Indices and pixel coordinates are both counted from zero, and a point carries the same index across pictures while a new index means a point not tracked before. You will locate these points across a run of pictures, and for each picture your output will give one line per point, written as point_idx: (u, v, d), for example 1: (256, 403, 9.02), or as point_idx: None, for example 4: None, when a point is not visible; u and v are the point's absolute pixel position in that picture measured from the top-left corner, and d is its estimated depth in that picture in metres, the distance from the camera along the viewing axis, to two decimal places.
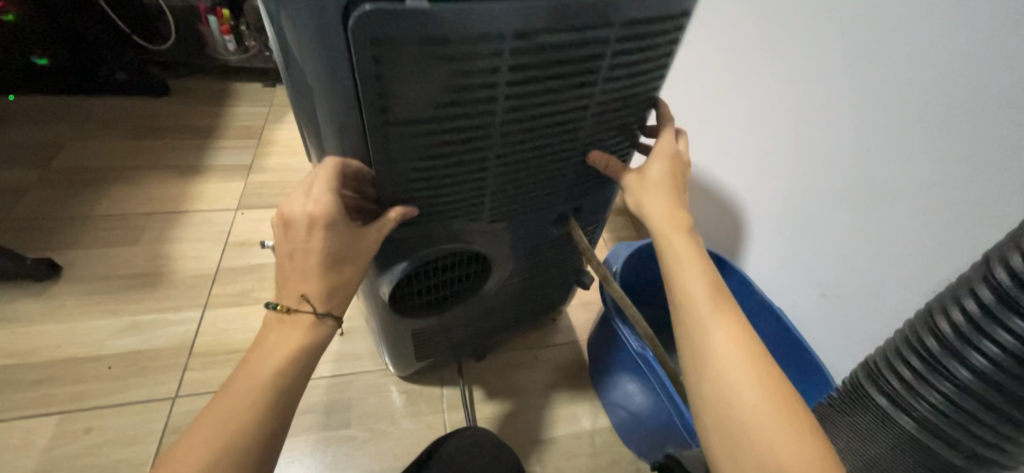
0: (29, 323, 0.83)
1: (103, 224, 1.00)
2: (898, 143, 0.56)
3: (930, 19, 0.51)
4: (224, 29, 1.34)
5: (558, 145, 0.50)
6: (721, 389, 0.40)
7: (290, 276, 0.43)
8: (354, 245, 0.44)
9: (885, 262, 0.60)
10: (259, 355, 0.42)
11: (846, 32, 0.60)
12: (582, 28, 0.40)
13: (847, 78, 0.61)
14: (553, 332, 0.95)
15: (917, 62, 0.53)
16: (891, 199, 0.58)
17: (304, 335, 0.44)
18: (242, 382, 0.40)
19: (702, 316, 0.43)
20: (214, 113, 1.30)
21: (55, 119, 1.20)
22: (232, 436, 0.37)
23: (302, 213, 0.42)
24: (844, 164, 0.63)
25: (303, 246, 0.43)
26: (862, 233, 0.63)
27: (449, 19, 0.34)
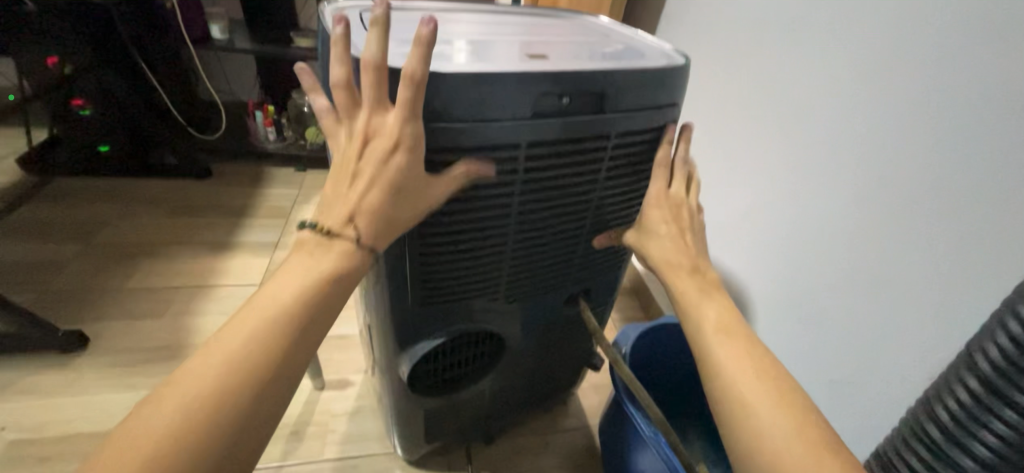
0: (47, 396, 0.85)
1: (134, 297, 1.05)
2: (881, 228, 0.61)
3: (892, 124, 0.59)
4: (267, 123, 1.51)
5: (568, 231, 0.56)
6: (750, 424, 0.39)
7: (346, 194, 0.41)
8: (422, 188, 0.42)
9: (885, 347, 0.62)
10: (275, 288, 0.38)
11: (826, 132, 0.69)
12: (583, 137, 0.47)
13: (832, 176, 0.68)
14: (564, 416, 0.93)
15: (888, 158, 0.60)
16: (883, 281, 0.61)
17: (337, 263, 0.40)
18: (255, 316, 0.36)
19: (717, 348, 0.43)
20: (248, 194, 1.42)
21: (104, 198, 1.32)
22: (238, 371, 0.34)
23: (389, 132, 0.39)
24: (837, 247, 0.68)
25: (373, 170, 0.41)
26: (861, 317, 0.65)
27: (466, 133, 0.42)
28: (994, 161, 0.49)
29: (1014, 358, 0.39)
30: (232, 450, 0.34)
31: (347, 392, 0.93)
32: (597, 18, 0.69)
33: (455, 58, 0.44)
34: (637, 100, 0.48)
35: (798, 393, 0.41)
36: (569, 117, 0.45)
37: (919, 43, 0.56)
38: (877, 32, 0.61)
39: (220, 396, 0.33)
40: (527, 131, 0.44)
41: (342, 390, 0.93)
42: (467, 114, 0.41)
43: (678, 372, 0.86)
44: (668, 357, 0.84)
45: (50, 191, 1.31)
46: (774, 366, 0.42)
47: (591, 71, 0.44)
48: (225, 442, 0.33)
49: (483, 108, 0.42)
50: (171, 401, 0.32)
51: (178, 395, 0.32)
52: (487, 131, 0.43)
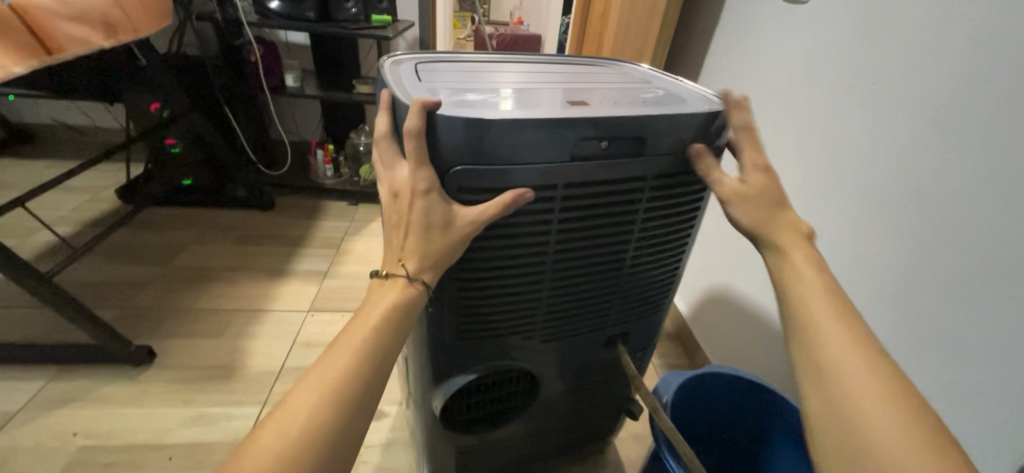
0: (115, 406, 0.92)
1: (198, 317, 1.14)
2: (955, 283, 0.56)
3: (960, 171, 0.55)
4: (326, 160, 1.63)
5: (605, 272, 0.56)
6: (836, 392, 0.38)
7: (395, 244, 0.46)
8: (452, 221, 0.44)
9: (965, 415, 0.55)
10: (357, 320, 0.43)
11: (883, 177, 0.65)
12: (617, 178, 0.48)
13: (893, 223, 0.63)
14: (599, 466, 0.88)
15: (957, 207, 0.55)
16: (958, 342, 0.55)
17: (404, 289, 0.44)
18: (343, 344, 0.41)
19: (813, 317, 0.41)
20: (305, 226, 1.52)
21: (183, 225, 1.46)
22: (339, 391, 0.38)
23: (406, 182, 0.43)
24: (901, 301, 0.62)
25: (407, 218, 0.44)
26: (936, 379, 0.58)
27: (507, 173, 0.44)
28: None
29: None
30: (340, 450, 0.38)
31: (380, 423, 0.94)
32: (637, 66, 0.71)
33: (502, 106, 0.47)
34: (675, 144, 0.49)
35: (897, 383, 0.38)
36: (605, 158, 0.46)
37: (979, 85, 0.53)
38: (931, 75, 0.58)
39: (320, 412, 0.37)
40: (563, 173, 0.46)
41: (377, 421, 0.94)
42: (510, 156, 0.44)
43: (723, 427, 0.80)
44: (711, 409, 0.78)
45: (139, 218, 1.47)
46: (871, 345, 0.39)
47: (631, 117, 0.45)
48: (333, 451, 0.37)
49: (527, 151, 0.44)
50: (282, 425, 0.36)
51: (287, 419, 0.36)
52: (527, 173, 0.45)
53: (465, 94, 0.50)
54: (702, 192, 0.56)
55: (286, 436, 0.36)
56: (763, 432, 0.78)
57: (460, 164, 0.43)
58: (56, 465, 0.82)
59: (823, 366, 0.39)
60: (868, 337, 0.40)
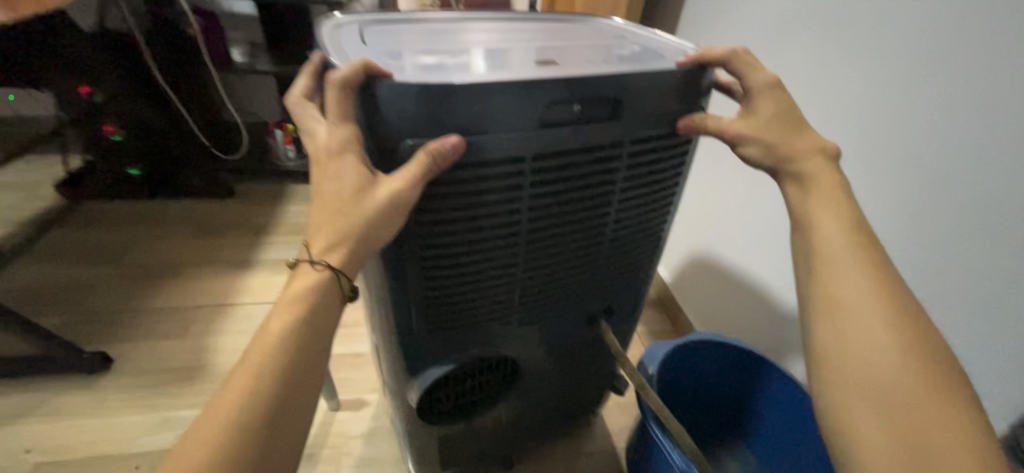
0: (71, 418, 0.86)
1: (157, 317, 1.06)
2: (975, 230, 0.55)
3: (981, 115, 0.53)
4: (286, 140, 1.52)
5: (585, 248, 0.52)
6: (844, 315, 0.40)
7: (312, 217, 0.41)
8: (369, 190, 0.38)
9: (988, 356, 0.56)
10: (266, 322, 0.40)
11: (891, 129, 0.63)
12: (593, 146, 0.43)
13: (904, 175, 0.62)
14: (587, 438, 0.88)
15: (978, 154, 0.54)
16: (980, 289, 0.55)
17: (309, 283, 0.40)
18: (252, 353, 0.38)
19: (835, 250, 0.42)
20: (270, 212, 1.43)
21: (134, 219, 1.36)
22: (248, 405, 0.36)
23: (322, 143, 0.39)
24: (916, 254, 0.62)
25: (321, 183, 0.40)
26: (959, 335, 0.58)
27: (481, 146, 0.39)
28: None
29: None
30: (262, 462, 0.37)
31: (362, 413, 0.90)
32: (610, 19, 0.65)
33: (475, 68, 0.41)
34: (657, 103, 0.44)
35: (913, 314, 0.40)
36: (591, 124, 0.42)
37: (1004, 25, 0.51)
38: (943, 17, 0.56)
39: (229, 429, 0.36)
40: (539, 141, 0.41)
41: (357, 411, 0.91)
42: (477, 127, 0.39)
43: (709, 392, 0.80)
44: (697, 376, 0.78)
45: (83, 214, 1.36)
46: (884, 270, 0.41)
47: (611, 76, 0.40)
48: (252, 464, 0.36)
49: (496, 120, 0.39)
50: (191, 446, 0.35)
51: (198, 438, 0.35)
52: (505, 144, 0.40)
53: (423, 56, 0.43)
54: (684, 155, 0.52)
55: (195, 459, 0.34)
56: (749, 396, 0.78)
57: (416, 137, 0.38)
58: None
59: (839, 309, 0.41)
60: (896, 286, 0.41)
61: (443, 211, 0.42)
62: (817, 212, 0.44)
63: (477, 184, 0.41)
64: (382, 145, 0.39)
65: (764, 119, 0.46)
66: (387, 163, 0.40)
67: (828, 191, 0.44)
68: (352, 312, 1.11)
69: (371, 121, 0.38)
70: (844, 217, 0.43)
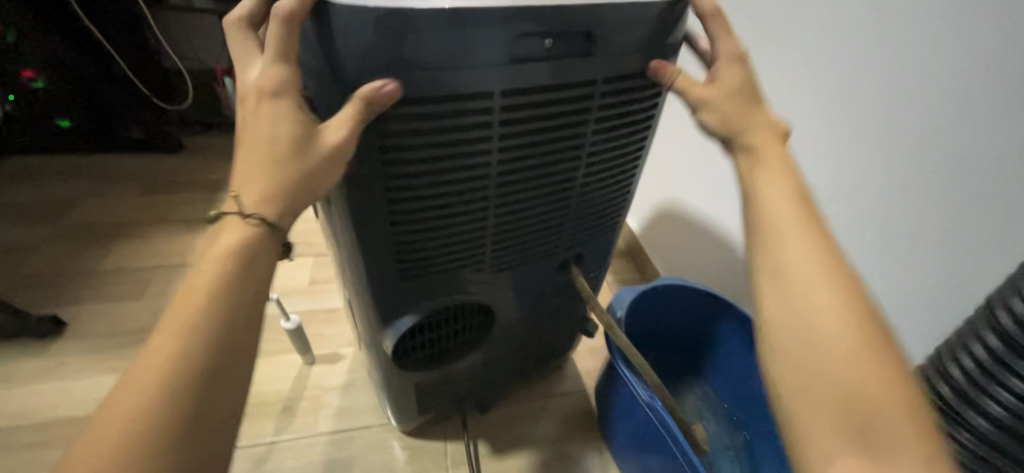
0: (26, 383, 0.82)
1: (109, 278, 1.01)
2: (899, 177, 0.59)
3: (911, 64, 0.55)
4: (237, 89, 1.41)
5: (556, 194, 0.51)
6: (789, 279, 0.38)
7: (238, 168, 0.37)
8: (309, 137, 0.37)
9: (900, 292, 0.62)
10: (187, 286, 0.34)
11: (835, 78, 0.64)
12: (562, 85, 0.42)
13: (843, 125, 0.64)
14: (560, 380, 0.92)
15: (907, 103, 0.56)
16: (900, 232, 0.60)
17: (239, 239, 0.36)
18: (172, 320, 0.33)
19: (776, 211, 0.41)
20: (225, 167, 1.34)
21: (71, 175, 1.25)
22: (174, 379, 0.31)
23: (254, 86, 0.36)
24: (849, 202, 0.65)
25: (253, 129, 0.36)
26: (887, 276, 0.63)
27: (445, 83, 0.37)
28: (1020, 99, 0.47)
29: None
30: (196, 442, 0.31)
31: (338, 366, 0.91)
32: None
33: None
34: (626, 41, 0.42)
35: None
36: (559, 61, 0.40)
37: None
38: None
39: (151, 408, 0.30)
40: (508, 80, 0.39)
41: (334, 365, 0.91)
42: (438, 61, 0.36)
43: (673, 333, 0.85)
44: (662, 319, 0.82)
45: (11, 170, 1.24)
46: None
47: (580, 9, 0.38)
48: (183, 443, 0.31)
49: (459, 54, 0.36)
50: (100, 430, 0.29)
51: (109, 421, 0.30)
52: (471, 82, 0.38)
53: None
54: (657, 98, 0.51)
55: (106, 446, 0.29)
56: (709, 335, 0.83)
57: (372, 72, 0.36)
58: None
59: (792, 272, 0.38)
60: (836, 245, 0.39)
61: (409, 153, 0.40)
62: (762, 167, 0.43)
63: (446, 124, 0.40)
64: (340, 80, 0.36)
65: (729, 68, 0.45)
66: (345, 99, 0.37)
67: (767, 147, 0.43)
68: (324, 269, 1.08)
69: (328, 56, 0.36)
70: (788, 170, 0.42)
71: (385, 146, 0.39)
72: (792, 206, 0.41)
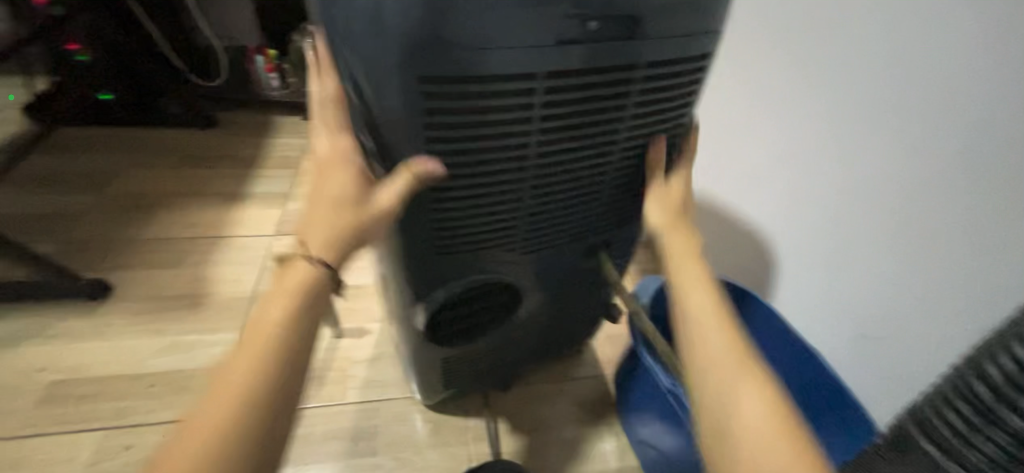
0: (78, 341, 0.88)
1: (150, 247, 1.06)
2: (927, 172, 0.57)
3: (949, 54, 0.54)
4: (268, 68, 1.44)
5: (589, 179, 0.52)
6: (699, 335, 0.42)
7: (304, 219, 0.42)
8: (367, 197, 0.42)
9: (913, 293, 0.60)
10: (258, 319, 0.38)
11: (866, 67, 0.62)
12: (605, 68, 0.42)
13: (871, 117, 0.62)
14: (579, 365, 0.94)
15: (942, 94, 0.55)
16: (923, 230, 0.58)
17: (307, 276, 0.40)
18: (245, 352, 0.36)
19: (686, 271, 0.46)
20: (257, 144, 1.37)
21: (113, 148, 1.30)
22: (245, 405, 0.35)
23: (326, 152, 0.43)
24: (871, 198, 0.64)
25: (322, 187, 0.42)
26: (902, 275, 0.61)
27: (488, 61, 0.38)
28: None
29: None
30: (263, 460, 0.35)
31: (364, 340, 0.95)
32: None
33: None
34: (673, 26, 0.42)
35: None
36: (602, 42, 0.40)
37: None
38: None
39: (227, 431, 0.34)
40: (551, 60, 0.39)
41: (360, 339, 0.94)
42: (476, 43, 0.37)
43: None
44: None
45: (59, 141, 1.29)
46: None
47: None
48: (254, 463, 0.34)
49: (497, 36, 0.37)
50: (183, 449, 0.33)
51: (189, 443, 0.33)
52: (514, 61, 0.38)
53: None
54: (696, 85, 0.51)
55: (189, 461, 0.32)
56: None
57: (410, 52, 0.36)
58: (26, 401, 0.80)
59: (704, 374, 0.40)
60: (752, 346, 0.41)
61: (451, 130, 0.41)
62: (682, 274, 0.46)
63: (489, 103, 0.40)
64: (382, 53, 0.37)
65: None
66: (387, 74, 0.38)
67: (684, 256, 0.47)
68: None
69: (374, 28, 0.36)
70: None
71: (428, 122, 0.40)
72: (701, 291, 0.44)
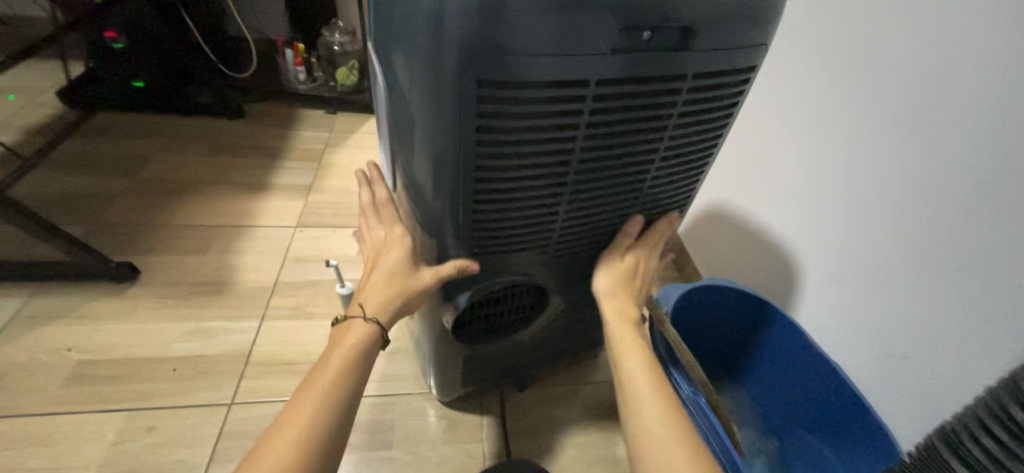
0: (106, 322, 0.90)
1: (178, 233, 1.08)
2: (963, 193, 0.56)
3: (990, 75, 0.53)
4: (296, 61, 1.46)
5: (625, 187, 0.52)
6: (629, 390, 0.50)
7: (363, 289, 0.54)
8: (411, 275, 0.53)
9: (940, 315, 0.59)
10: (321, 366, 0.49)
11: (910, 85, 0.62)
12: (650, 77, 0.42)
13: (909, 136, 0.62)
14: (594, 369, 0.94)
15: (984, 114, 0.54)
16: (954, 253, 0.57)
17: (360, 335, 0.51)
18: (311, 390, 0.47)
19: (619, 334, 0.54)
20: (281, 136, 1.39)
21: (142, 134, 1.32)
22: (310, 430, 0.44)
23: (385, 240, 0.55)
24: (904, 217, 0.63)
25: (379, 265, 0.54)
26: (930, 296, 0.60)
27: (538, 67, 0.38)
28: None
29: None
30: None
31: None
32: None
33: None
34: (720, 37, 0.42)
35: None
36: (649, 48, 0.40)
37: None
38: None
39: (296, 450, 0.42)
40: (598, 68, 0.40)
41: None
42: (522, 48, 0.37)
43: (715, 333, 0.85)
44: (709, 318, 0.83)
45: (92, 126, 1.32)
46: None
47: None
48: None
49: (542, 42, 0.37)
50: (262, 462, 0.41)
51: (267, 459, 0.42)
52: (562, 68, 0.39)
53: None
54: (739, 95, 0.51)
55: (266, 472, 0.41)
56: (753, 340, 0.83)
57: (461, 55, 0.37)
58: (56, 378, 0.82)
59: (636, 426, 0.48)
60: (676, 407, 0.48)
61: (498, 133, 0.42)
62: (620, 345, 0.54)
63: (537, 108, 0.41)
64: (438, 56, 0.37)
65: None
66: (441, 76, 0.38)
67: (620, 326, 0.55)
68: None
69: (432, 32, 0.37)
70: None
71: (478, 125, 0.41)
72: (630, 351, 0.52)
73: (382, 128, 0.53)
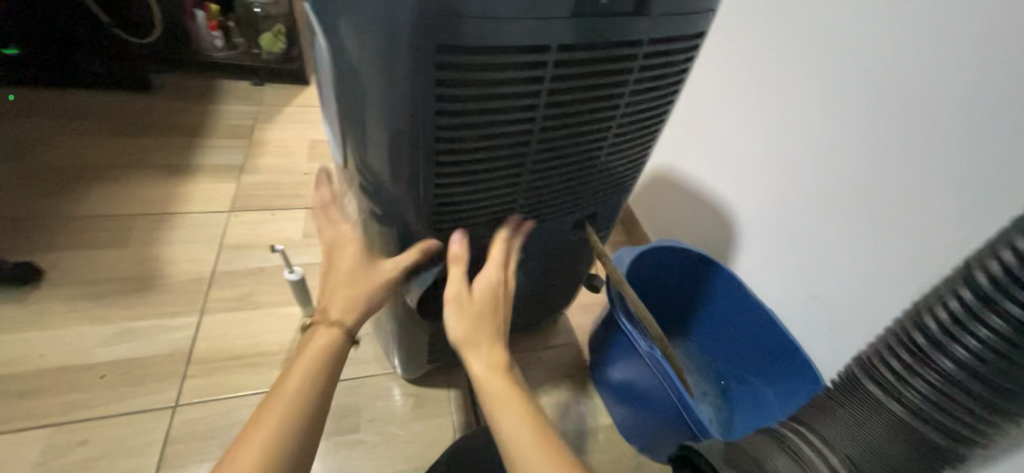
0: (10, 332, 0.79)
1: (86, 225, 0.95)
2: (873, 149, 0.63)
3: (896, 40, 0.58)
4: (211, 25, 1.31)
5: (583, 155, 0.53)
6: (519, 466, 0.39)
7: (324, 295, 0.51)
8: (373, 269, 0.51)
9: (856, 259, 0.67)
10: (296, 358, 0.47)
11: (831, 51, 0.66)
12: (608, 42, 0.42)
13: (830, 99, 0.67)
14: (555, 334, 0.98)
15: (891, 77, 0.59)
16: (868, 203, 0.64)
17: (326, 339, 0.47)
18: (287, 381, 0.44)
19: (490, 397, 0.43)
20: (201, 111, 1.25)
21: (26, 112, 1.13)
22: (289, 422, 0.41)
23: (336, 238, 0.52)
24: (827, 174, 0.70)
25: (336, 265, 0.51)
26: (848, 243, 0.68)
27: (497, 31, 0.37)
28: (981, 78, 0.51)
29: (1015, 273, 0.36)
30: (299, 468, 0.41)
31: None
32: None
33: None
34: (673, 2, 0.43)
35: None
36: (608, 10, 0.40)
37: None
38: None
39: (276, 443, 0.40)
40: (557, 33, 0.39)
41: None
42: (480, 13, 0.35)
43: (664, 291, 0.90)
44: (659, 277, 0.88)
45: None
46: None
47: None
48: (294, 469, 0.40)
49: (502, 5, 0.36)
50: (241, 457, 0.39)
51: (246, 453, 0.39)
52: (522, 33, 0.38)
53: None
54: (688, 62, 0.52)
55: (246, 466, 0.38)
56: (698, 295, 0.89)
57: (415, 19, 0.35)
58: None
59: None
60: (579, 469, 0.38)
61: (456, 103, 0.40)
62: (492, 405, 0.43)
63: (495, 76, 0.40)
64: (390, 18, 0.35)
65: None
66: (395, 42, 0.36)
67: (491, 378, 0.44)
68: None
69: None
70: None
71: (437, 95, 0.39)
72: (510, 410, 0.42)
73: (326, 98, 0.48)
